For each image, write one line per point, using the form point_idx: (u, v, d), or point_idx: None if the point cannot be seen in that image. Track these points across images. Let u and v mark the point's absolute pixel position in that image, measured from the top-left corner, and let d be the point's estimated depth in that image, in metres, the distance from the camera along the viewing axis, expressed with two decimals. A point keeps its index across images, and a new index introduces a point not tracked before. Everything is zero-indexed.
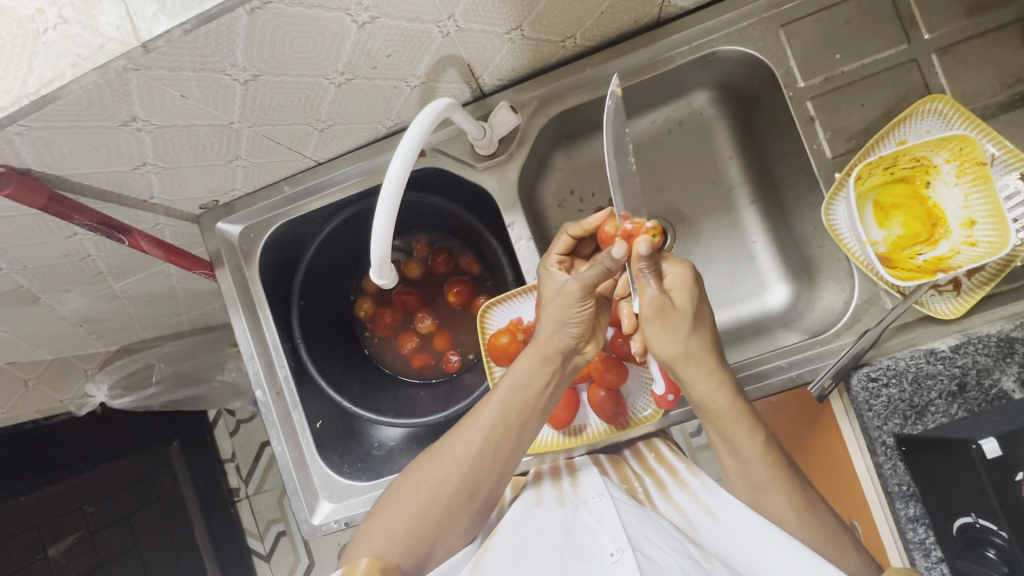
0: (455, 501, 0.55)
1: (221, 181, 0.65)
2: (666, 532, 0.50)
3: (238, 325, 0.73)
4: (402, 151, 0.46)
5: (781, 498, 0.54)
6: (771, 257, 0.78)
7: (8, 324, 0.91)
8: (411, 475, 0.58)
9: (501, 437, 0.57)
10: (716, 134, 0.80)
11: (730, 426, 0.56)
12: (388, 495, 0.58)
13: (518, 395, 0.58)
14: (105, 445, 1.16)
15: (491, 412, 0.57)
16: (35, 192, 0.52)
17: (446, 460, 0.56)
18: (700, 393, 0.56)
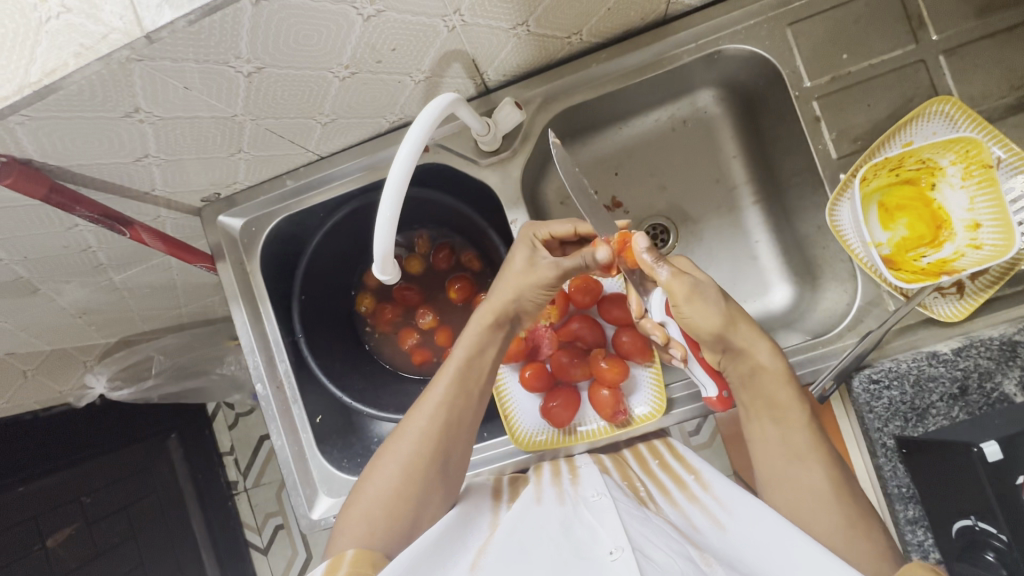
0: (428, 472, 0.57)
1: (223, 174, 0.65)
2: (665, 535, 0.50)
3: (238, 319, 0.72)
4: (408, 144, 0.46)
5: (819, 469, 0.55)
6: (773, 257, 0.78)
7: (8, 315, 0.91)
8: (382, 456, 0.59)
9: (461, 403, 0.60)
10: (720, 133, 0.79)
11: (774, 390, 0.57)
12: (365, 482, 0.58)
13: (474, 365, 0.62)
14: (104, 437, 1.16)
15: (448, 382, 0.61)
16: (37, 182, 0.51)
17: (412, 434, 0.59)
18: (756, 358, 0.57)
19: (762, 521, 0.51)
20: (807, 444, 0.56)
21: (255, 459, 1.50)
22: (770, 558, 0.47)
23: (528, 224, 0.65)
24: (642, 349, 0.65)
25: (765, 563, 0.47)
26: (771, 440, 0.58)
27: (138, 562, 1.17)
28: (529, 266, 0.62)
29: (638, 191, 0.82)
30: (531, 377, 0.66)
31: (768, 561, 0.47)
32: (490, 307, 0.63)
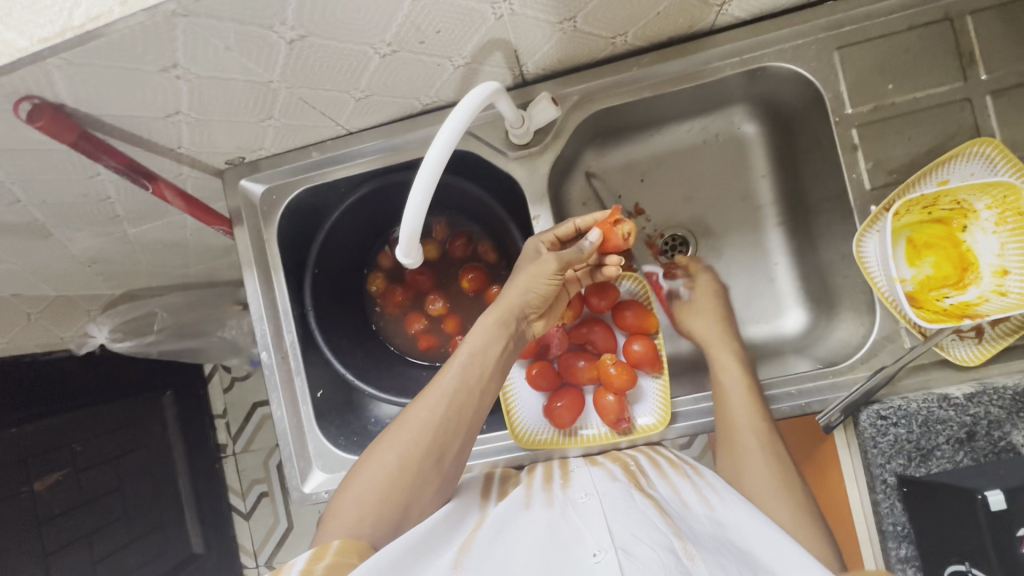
0: (423, 466, 0.56)
1: (250, 139, 0.64)
2: (650, 518, 0.50)
3: (250, 286, 0.72)
4: (450, 126, 0.45)
5: (751, 439, 0.59)
6: (791, 280, 0.78)
7: (21, 256, 0.92)
8: (378, 444, 0.58)
9: (465, 399, 0.58)
10: (751, 151, 0.79)
11: (723, 372, 0.64)
12: (358, 469, 0.56)
13: (479, 359, 0.60)
14: (105, 385, 1.22)
15: (453, 377, 0.58)
16: (67, 129, 0.51)
17: (411, 427, 0.57)
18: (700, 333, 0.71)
19: (749, 517, 0.52)
20: (747, 422, 0.59)
21: (246, 426, 1.63)
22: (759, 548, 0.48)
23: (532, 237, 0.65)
24: (653, 359, 0.63)
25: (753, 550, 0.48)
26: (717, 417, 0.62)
27: (115, 514, 1.21)
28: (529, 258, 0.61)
29: (662, 202, 0.82)
30: (538, 375, 0.66)
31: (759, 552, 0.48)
32: (500, 304, 0.61)
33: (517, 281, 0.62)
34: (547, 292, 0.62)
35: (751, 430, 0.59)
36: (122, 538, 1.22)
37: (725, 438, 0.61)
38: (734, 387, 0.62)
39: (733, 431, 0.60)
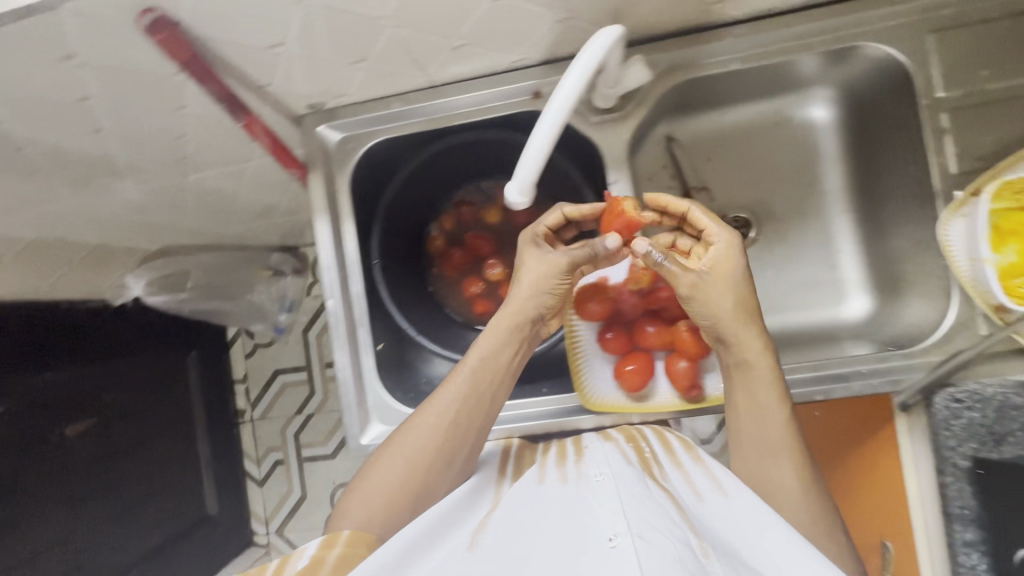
0: (431, 467, 0.62)
1: (338, 83, 0.64)
2: (664, 507, 0.50)
3: (321, 232, 0.71)
4: (575, 72, 0.48)
5: (786, 463, 0.58)
6: (855, 267, 0.78)
7: (77, 199, 0.92)
8: (391, 444, 0.64)
9: (474, 402, 0.63)
10: (823, 137, 0.79)
11: (759, 384, 0.58)
12: (375, 466, 0.62)
13: (488, 363, 0.64)
14: (134, 341, 1.34)
15: (462, 383, 0.63)
16: (180, 49, 0.50)
17: (422, 430, 0.63)
18: (745, 353, 0.59)
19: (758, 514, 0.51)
20: (783, 438, 0.58)
21: (265, 394, 1.71)
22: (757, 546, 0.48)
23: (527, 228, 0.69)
24: None
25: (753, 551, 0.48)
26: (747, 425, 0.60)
27: (136, 467, 1.32)
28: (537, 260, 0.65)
29: (727, 184, 0.82)
30: (610, 339, 0.68)
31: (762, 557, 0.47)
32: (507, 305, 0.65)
33: (525, 286, 0.65)
34: (558, 293, 0.66)
35: (785, 447, 0.59)
36: (145, 489, 1.34)
37: (757, 444, 0.59)
38: (770, 397, 0.58)
39: (774, 444, 0.59)
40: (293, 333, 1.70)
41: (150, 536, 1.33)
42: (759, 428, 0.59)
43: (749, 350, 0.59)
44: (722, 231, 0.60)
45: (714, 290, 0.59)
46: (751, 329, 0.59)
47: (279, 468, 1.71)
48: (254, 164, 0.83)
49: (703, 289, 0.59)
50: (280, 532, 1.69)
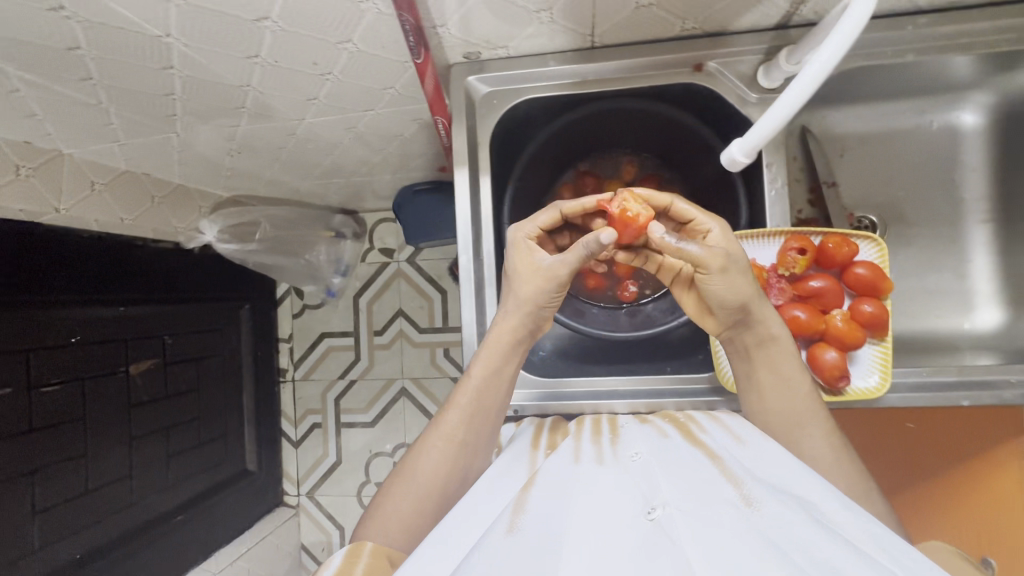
0: (442, 489, 0.65)
1: (506, 32, 0.62)
2: (702, 477, 0.52)
3: (459, 184, 0.70)
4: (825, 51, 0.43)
5: (816, 429, 0.59)
6: (988, 279, 0.77)
7: (183, 132, 0.91)
8: (404, 473, 0.68)
9: (477, 419, 0.67)
10: (968, 143, 0.77)
11: (780, 355, 0.61)
12: (391, 490, 0.67)
13: (491, 381, 0.68)
14: (196, 284, 1.32)
15: (467, 403, 0.67)
16: None
17: (432, 454, 0.67)
18: (769, 327, 0.60)
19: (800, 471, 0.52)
20: (809, 408, 0.59)
21: (310, 353, 1.68)
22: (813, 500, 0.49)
23: (512, 229, 0.68)
24: (881, 324, 0.62)
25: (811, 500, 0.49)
26: (774, 395, 0.61)
27: (185, 413, 1.31)
28: (535, 270, 0.65)
29: (858, 181, 0.81)
30: None
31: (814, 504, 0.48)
32: (503, 318, 0.67)
33: (519, 301, 0.66)
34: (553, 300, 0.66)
35: (811, 415, 0.60)
36: (192, 438, 1.33)
37: (783, 419, 0.60)
38: (790, 366, 0.61)
39: (797, 416, 0.60)
40: (343, 298, 1.67)
41: (193, 484, 1.33)
42: (781, 402, 0.60)
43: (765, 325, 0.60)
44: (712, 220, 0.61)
45: (736, 272, 0.58)
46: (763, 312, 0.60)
47: (316, 431, 1.68)
48: (379, 106, 0.82)
49: (727, 266, 0.58)
50: (310, 494, 1.67)
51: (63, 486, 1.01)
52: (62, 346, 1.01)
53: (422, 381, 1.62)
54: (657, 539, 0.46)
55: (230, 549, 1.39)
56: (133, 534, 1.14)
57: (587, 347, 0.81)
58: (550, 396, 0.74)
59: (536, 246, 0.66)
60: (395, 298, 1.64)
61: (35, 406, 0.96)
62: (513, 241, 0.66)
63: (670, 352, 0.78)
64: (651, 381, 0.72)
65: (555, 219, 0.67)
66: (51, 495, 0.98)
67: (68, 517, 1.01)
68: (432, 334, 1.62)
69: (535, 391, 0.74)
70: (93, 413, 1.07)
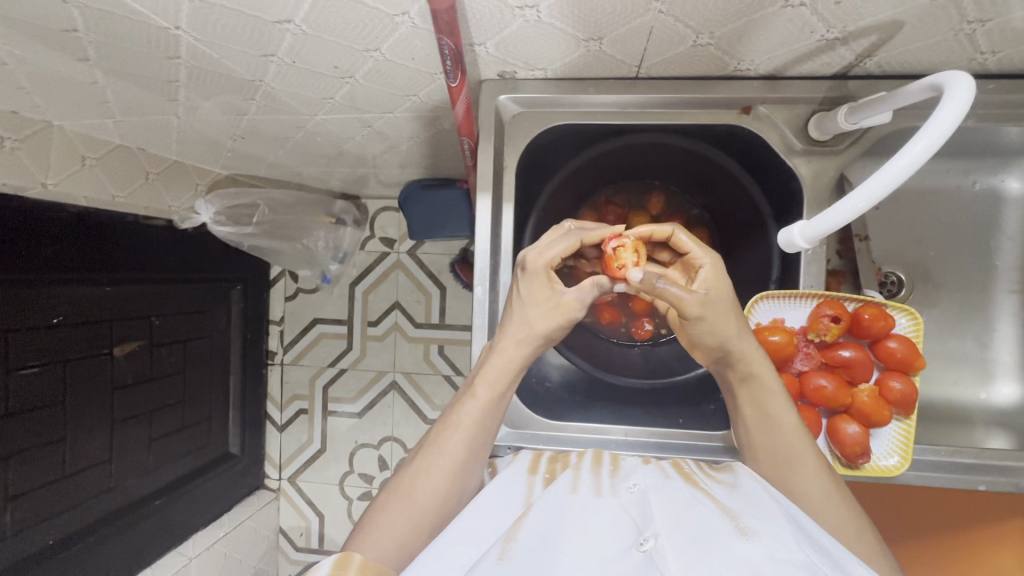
0: (440, 510, 0.59)
1: (549, 56, 0.57)
2: (702, 516, 0.51)
3: (480, 211, 0.65)
4: (927, 140, 0.38)
5: (809, 471, 0.56)
6: (1010, 351, 0.75)
7: (185, 114, 0.84)
8: (398, 490, 0.60)
9: (479, 439, 0.61)
10: (1009, 209, 0.75)
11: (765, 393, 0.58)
12: (383, 509, 0.59)
13: (499, 398, 0.62)
14: (186, 262, 1.26)
15: (471, 421, 0.61)
16: None
17: (431, 475, 0.60)
18: (754, 365, 0.58)
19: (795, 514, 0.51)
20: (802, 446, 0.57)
21: (300, 338, 1.64)
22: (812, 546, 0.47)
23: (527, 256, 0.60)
24: (909, 402, 0.60)
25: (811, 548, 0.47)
26: (765, 431, 0.58)
27: (169, 396, 1.27)
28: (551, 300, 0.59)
29: (892, 236, 0.78)
30: None
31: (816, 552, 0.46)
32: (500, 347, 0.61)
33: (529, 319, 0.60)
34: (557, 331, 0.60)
35: (804, 454, 0.56)
36: (174, 420, 1.30)
37: (770, 454, 0.58)
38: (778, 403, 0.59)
39: (794, 453, 0.57)
40: (339, 285, 1.62)
41: (175, 467, 1.30)
42: (769, 438, 0.58)
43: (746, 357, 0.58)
44: (708, 258, 0.57)
45: (720, 316, 0.57)
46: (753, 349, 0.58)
47: (301, 417, 1.65)
48: (399, 110, 0.77)
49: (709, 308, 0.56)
50: (292, 479, 1.65)
51: (41, 470, 0.97)
52: (46, 327, 0.96)
53: (415, 376, 1.59)
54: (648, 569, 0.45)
55: (208, 532, 1.37)
56: (111, 518, 1.11)
57: (596, 384, 0.77)
58: (550, 439, 0.70)
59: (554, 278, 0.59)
60: (393, 290, 1.59)
61: (13, 388, 0.92)
62: (530, 272, 0.59)
63: (683, 400, 0.74)
64: (661, 433, 0.69)
65: (572, 248, 0.59)
66: (28, 480, 0.95)
67: (43, 501, 0.98)
68: (428, 330, 1.58)
69: (537, 434, 0.70)
70: (76, 396, 1.03)
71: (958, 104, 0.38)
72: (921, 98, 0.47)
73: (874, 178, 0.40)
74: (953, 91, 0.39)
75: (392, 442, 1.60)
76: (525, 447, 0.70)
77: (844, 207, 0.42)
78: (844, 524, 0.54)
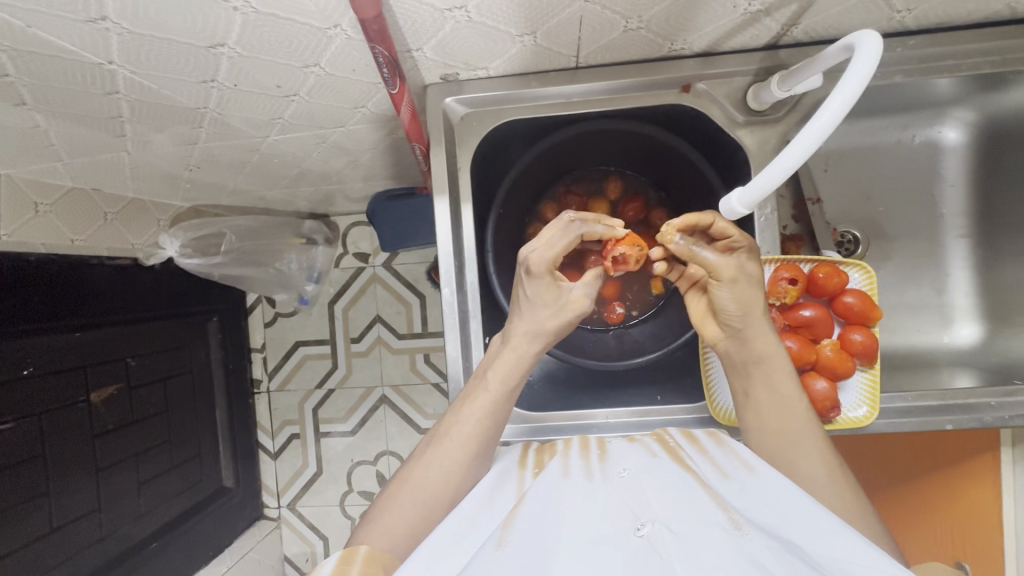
0: (451, 498, 0.60)
1: (488, 54, 0.58)
2: (694, 497, 0.51)
3: (440, 214, 0.66)
4: (843, 95, 0.39)
5: (815, 454, 0.57)
6: (965, 294, 0.78)
7: (136, 149, 0.83)
8: (404, 480, 0.61)
9: (488, 435, 0.62)
10: (948, 159, 0.78)
11: (778, 376, 0.59)
12: (393, 495, 0.60)
13: (506, 387, 0.62)
14: (156, 300, 1.24)
15: (481, 413, 0.61)
16: (372, 4, 0.43)
17: (442, 463, 0.61)
18: (767, 347, 0.60)
19: (784, 489, 0.52)
20: (806, 429, 0.58)
21: (284, 363, 1.63)
22: (801, 537, 0.47)
23: (530, 258, 0.61)
24: (871, 353, 0.62)
25: (802, 541, 0.46)
26: (774, 413, 0.59)
27: (155, 437, 1.25)
28: (561, 295, 0.62)
29: (842, 196, 0.80)
30: None
31: (803, 543, 0.46)
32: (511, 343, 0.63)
33: (534, 307, 0.62)
34: (558, 323, 0.62)
35: (814, 436, 0.58)
36: (163, 461, 1.27)
37: (778, 434, 0.58)
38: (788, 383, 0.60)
39: (800, 436, 0.58)
40: (317, 305, 1.61)
41: (168, 508, 1.28)
42: (778, 417, 0.59)
43: (761, 338, 0.60)
44: (745, 240, 0.59)
45: (748, 285, 0.59)
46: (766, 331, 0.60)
47: (294, 442, 1.63)
48: (351, 123, 0.77)
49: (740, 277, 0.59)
50: (291, 506, 1.63)
51: (26, 527, 0.95)
52: (15, 381, 0.93)
53: (403, 388, 1.59)
54: (649, 557, 0.44)
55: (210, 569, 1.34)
56: (107, 568, 1.09)
57: (575, 372, 0.78)
58: (538, 430, 0.71)
59: (558, 277, 0.62)
60: (372, 304, 1.59)
61: None
62: (536, 275, 0.60)
63: (659, 378, 0.76)
64: (637, 410, 0.70)
65: (573, 244, 0.61)
66: (9, 541, 0.92)
67: (32, 558, 0.95)
68: (411, 341, 1.58)
69: (530, 425, 0.71)
70: (57, 446, 1.01)
71: (867, 62, 0.40)
72: (838, 61, 0.49)
73: (797, 140, 0.42)
74: (861, 50, 0.40)
75: (388, 456, 1.59)
76: (515, 441, 0.70)
77: (773, 169, 0.43)
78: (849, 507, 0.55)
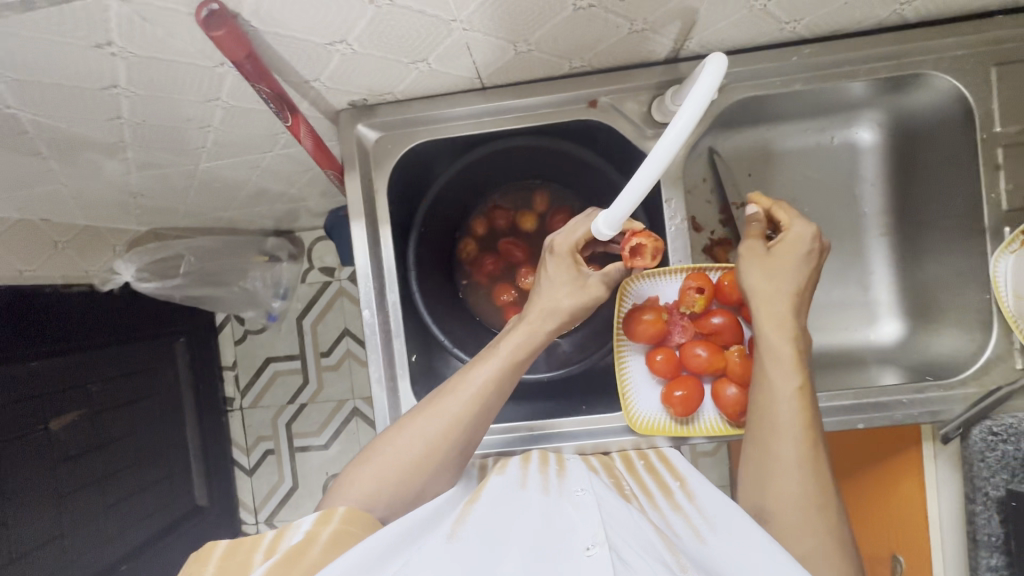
0: (443, 456, 0.59)
1: (387, 80, 0.59)
2: (645, 537, 0.48)
3: (357, 236, 0.67)
4: (686, 114, 0.41)
5: (790, 444, 0.57)
6: (888, 291, 0.80)
7: (71, 181, 0.84)
8: (399, 429, 0.61)
9: (490, 404, 0.61)
10: (866, 159, 0.79)
11: (772, 361, 0.59)
12: (380, 445, 0.61)
13: (515, 357, 0.61)
14: (113, 325, 1.24)
15: (482, 382, 0.61)
16: (240, 45, 0.45)
17: (440, 420, 0.60)
18: (767, 330, 0.60)
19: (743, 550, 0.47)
20: (788, 421, 0.57)
21: (255, 380, 1.64)
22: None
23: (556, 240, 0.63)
24: None
25: None
26: (762, 397, 0.59)
27: (123, 461, 1.26)
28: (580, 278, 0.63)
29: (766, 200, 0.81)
30: (659, 360, 0.68)
31: None
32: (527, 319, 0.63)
33: (551, 283, 0.63)
34: (574, 303, 0.62)
35: (792, 429, 0.57)
36: (132, 484, 1.28)
37: (762, 419, 0.59)
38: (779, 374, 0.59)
39: (778, 423, 0.57)
40: (286, 321, 1.62)
41: (137, 531, 1.28)
42: (765, 402, 0.59)
43: (765, 319, 0.60)
44: (799, 230, 0.62)
45: (776, 266, 0.61)
46: (786, 315, 0.60)
47: (268, 458, 1.64)
48: (276, 149, 0.78)
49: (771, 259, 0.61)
50: (268, 522, 1.64)
51: None
52: None
53: None
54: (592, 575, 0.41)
55: None
56: None
57: None
58: (534, 438, 0.69)
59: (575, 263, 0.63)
60: (340, 317, 1.60)
61: None
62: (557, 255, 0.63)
63: (589, 388, 0.76)
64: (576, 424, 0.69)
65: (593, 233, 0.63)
66: None
67: None
68: None
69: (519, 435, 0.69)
70: (17, 477, 1.01)
71: (708, 81, 0.41)
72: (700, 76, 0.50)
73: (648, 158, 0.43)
74: (703, 68, 0.42)
75: None
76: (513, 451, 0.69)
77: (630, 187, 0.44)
78: (798, 516, 0.55)
